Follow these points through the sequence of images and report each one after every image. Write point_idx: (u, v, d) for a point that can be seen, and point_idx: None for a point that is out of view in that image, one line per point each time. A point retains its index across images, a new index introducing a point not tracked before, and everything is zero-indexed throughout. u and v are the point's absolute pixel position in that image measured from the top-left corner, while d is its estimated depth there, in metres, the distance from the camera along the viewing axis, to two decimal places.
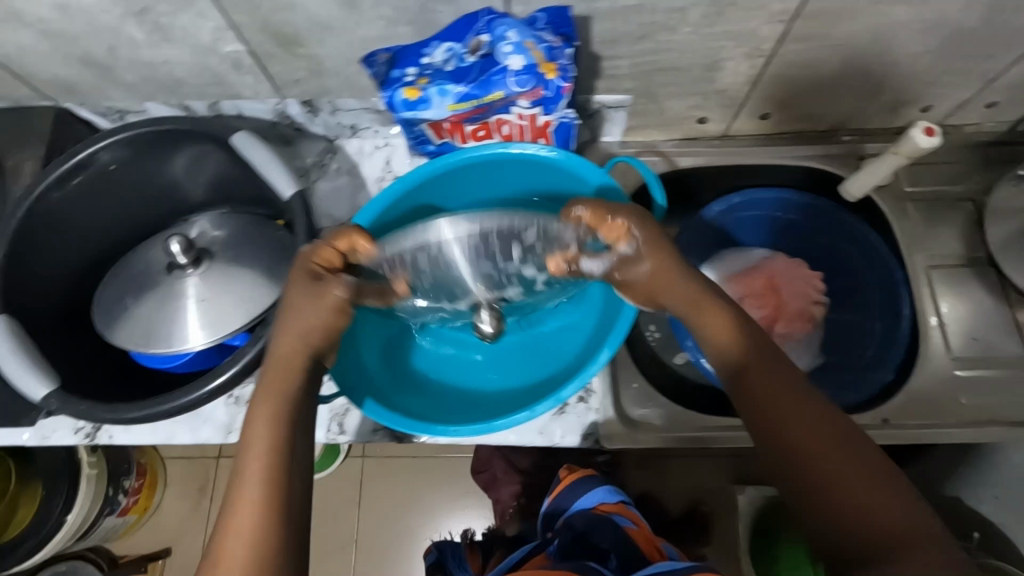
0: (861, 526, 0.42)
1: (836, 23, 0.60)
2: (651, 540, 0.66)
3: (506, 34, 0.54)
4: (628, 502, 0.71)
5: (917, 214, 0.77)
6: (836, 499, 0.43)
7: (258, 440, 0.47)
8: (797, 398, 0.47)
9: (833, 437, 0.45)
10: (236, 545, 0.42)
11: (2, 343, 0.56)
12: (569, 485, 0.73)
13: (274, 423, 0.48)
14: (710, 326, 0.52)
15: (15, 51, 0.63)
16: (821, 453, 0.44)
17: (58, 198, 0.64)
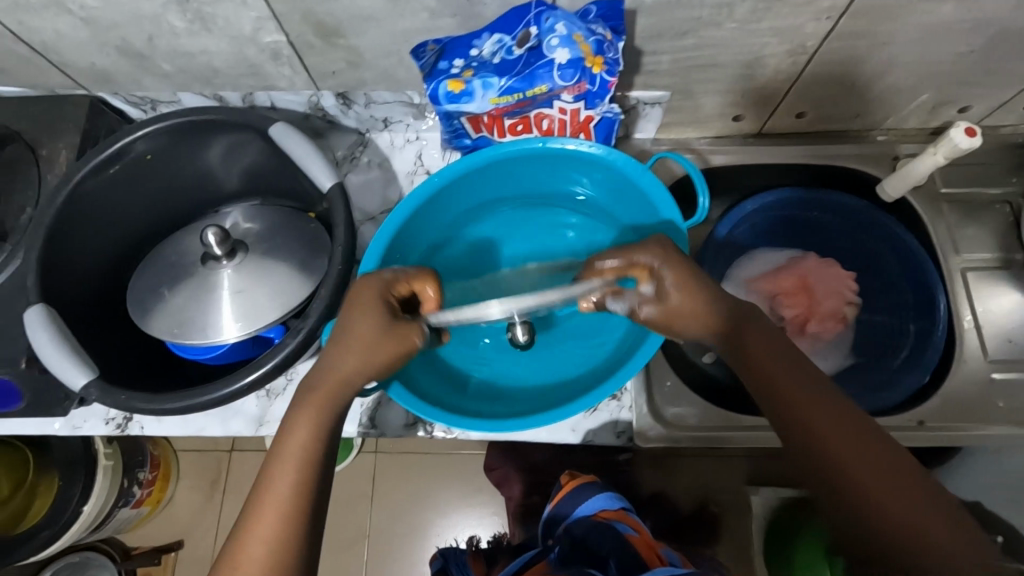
0: (887, 525, 0.41)
1: (883, 21, 0.59)
2: (652, 546, 0.67)
3: (555, 26, 0.54)
4: (628, 509, 0.72)
5: (953, 215, 0.77)
6: (861, 498, 0.43)
7: (294, 448, 0.47)
8: (816, 398, 0.47)
9: (854, 436, 0.45)
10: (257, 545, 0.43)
11: (41, 333, 0.56)
12: (569, 490, 0.75)
13: (313, 434, 0.48)
14: (726, 327, 0.52)
15: (54, 38, 0.62)
16: (843, 452, 0.44)
17: (94, 187, 0.64)
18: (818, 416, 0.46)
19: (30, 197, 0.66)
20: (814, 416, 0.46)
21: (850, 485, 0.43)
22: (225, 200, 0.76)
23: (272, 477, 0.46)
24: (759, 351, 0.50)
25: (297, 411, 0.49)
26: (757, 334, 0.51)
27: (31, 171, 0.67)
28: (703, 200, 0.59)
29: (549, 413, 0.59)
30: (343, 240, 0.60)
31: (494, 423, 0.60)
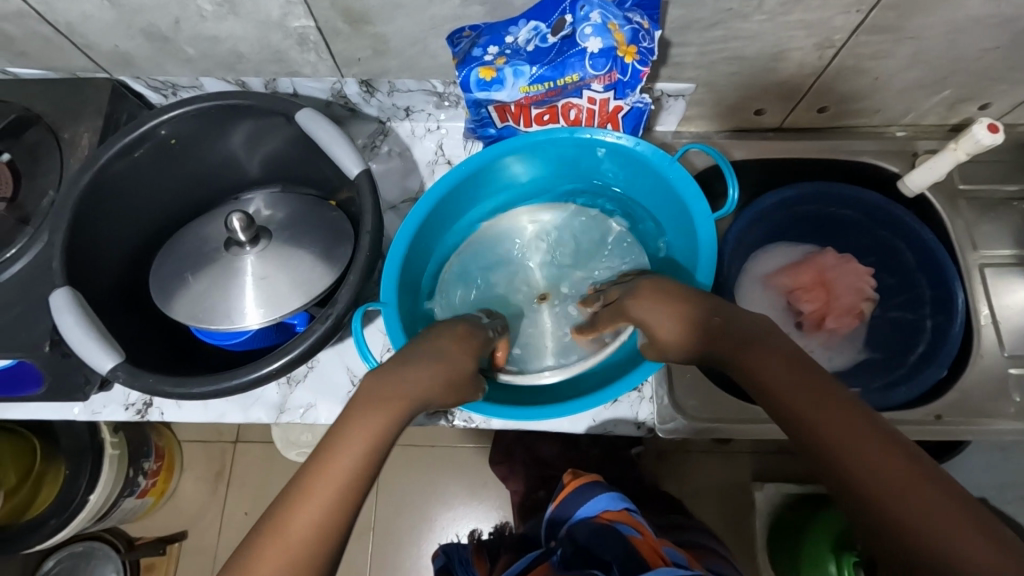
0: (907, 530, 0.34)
1: (914, 14, 0.59)
2: (656, 548, 0.64)
3: (590, 15, 0.54)
4: (632, 510, 0.71)
5: (970, 211, 0.78)
6: (885, 516, 0.35)
7: (352, 448, 0.43)
8: (822, 392, 0.41)
9: (868, 438, 0.38)
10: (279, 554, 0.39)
11: (67, 317, 0.55)
12: (573, 491, 0.76)
13: (368, 448, 0.43)
14: (720, 333, 0.48)
15: (79, 20, 0.62)
16: (854, 458, 0.37)
17: (117, 171, 0.63)
18: (822, 419, 0.40)
19: (52, 181, 0.66)
20: (818, 420, 0.40)
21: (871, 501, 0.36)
22: (245, 186, 0.76)
23: (311, 485, 0.41)
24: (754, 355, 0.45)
25: (355, 413, 0.45)
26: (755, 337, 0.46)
27: (53, 155, 0.67)
28: (732, 192, 0.59)
29: (578, 403, 0.59)
30: (371, 226, 0.59)
31: (518, 413, 0.60)
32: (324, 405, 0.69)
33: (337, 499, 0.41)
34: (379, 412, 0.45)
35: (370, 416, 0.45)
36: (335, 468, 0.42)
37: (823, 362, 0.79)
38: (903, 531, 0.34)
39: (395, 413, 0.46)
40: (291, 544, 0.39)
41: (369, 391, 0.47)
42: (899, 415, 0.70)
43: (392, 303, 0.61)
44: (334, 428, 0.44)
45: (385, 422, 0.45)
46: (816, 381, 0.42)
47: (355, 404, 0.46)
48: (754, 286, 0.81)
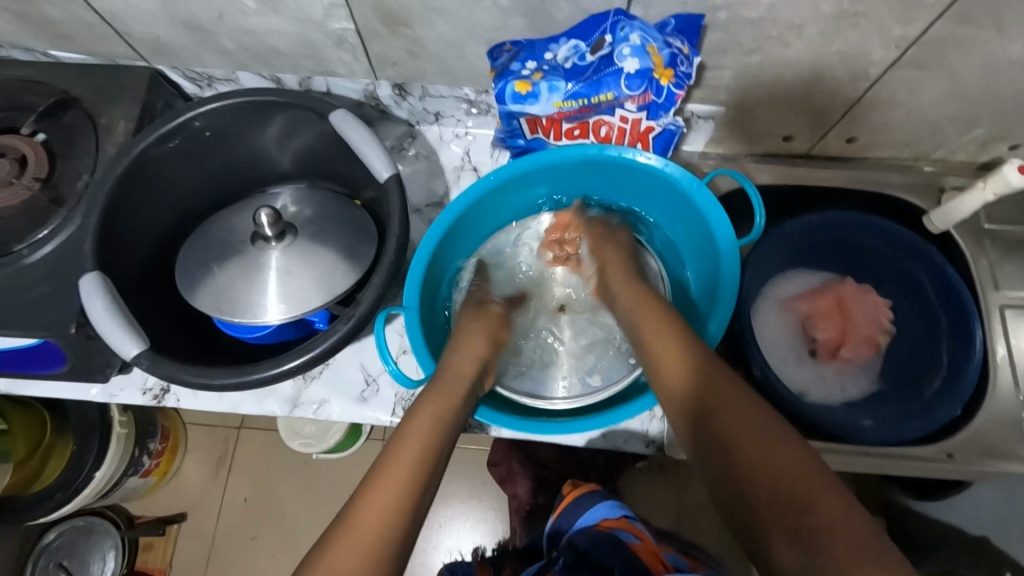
0: (773, 490, 0.43)
1: (955, 51, 0.59)
2: (656, 554, 0.66)
3: (629, 36, 0.54)
4: (631, 517, 0.72)
5: (994, 250, 0.77)
6: (767, 483, 0.43)
7: (419, 435, 0.53)
8: (733, 392, 0.50)
9: (763, 428, 0.46)
10: (355, 532, 0.46)
11: (95, 302, 0.56)
12: (571, 503, 0.77)
13: (429, 444, 0.53)
14: (659, 365, 0.56)
15: (126, 8, 0.63)
16: (748, 442, 0.46)
17: (153, 158, 0.64)
18: (726, 415, 0.48)
19: (86, 164, 0.67)
20: (726, 415, 0.48)
21: (755, 473, 0.44)
22: (273, 180, 0.77)
23: (382, 469, 0.50)
24: (676, 364, 0.55)
25: (415, 411, 0.55)
26: (684, 349, 0.55)
27: (90, 138, 0.67)
28: (759, 220, 0.59)
29: (600, 419, 0.60)
30: (397, 230, 0.60)
31: (544, 427, 0.60)
32: (338, 401, 0.70)
33: (405, 481, 0.49)
34: (437, 412, 0.55)
35: (428, 415, 0.55)
36: (402, 460, 0.51)
37: (836, 390, 0.79)
38: (776, 495, 0.42)
39: (453, 409, 0.56)
40: (367, 524, 0.46)
41: (425, 394, 0.57)
42: (910, 450, 0.70)
43: (414, 309, 0.61)
44: (398, 432, 0.54)
45: (440, 418, 0.55)
46: (728, 385, 0.51)
47: (416, 407, 0.56)
48: (770, 309, 0.82)
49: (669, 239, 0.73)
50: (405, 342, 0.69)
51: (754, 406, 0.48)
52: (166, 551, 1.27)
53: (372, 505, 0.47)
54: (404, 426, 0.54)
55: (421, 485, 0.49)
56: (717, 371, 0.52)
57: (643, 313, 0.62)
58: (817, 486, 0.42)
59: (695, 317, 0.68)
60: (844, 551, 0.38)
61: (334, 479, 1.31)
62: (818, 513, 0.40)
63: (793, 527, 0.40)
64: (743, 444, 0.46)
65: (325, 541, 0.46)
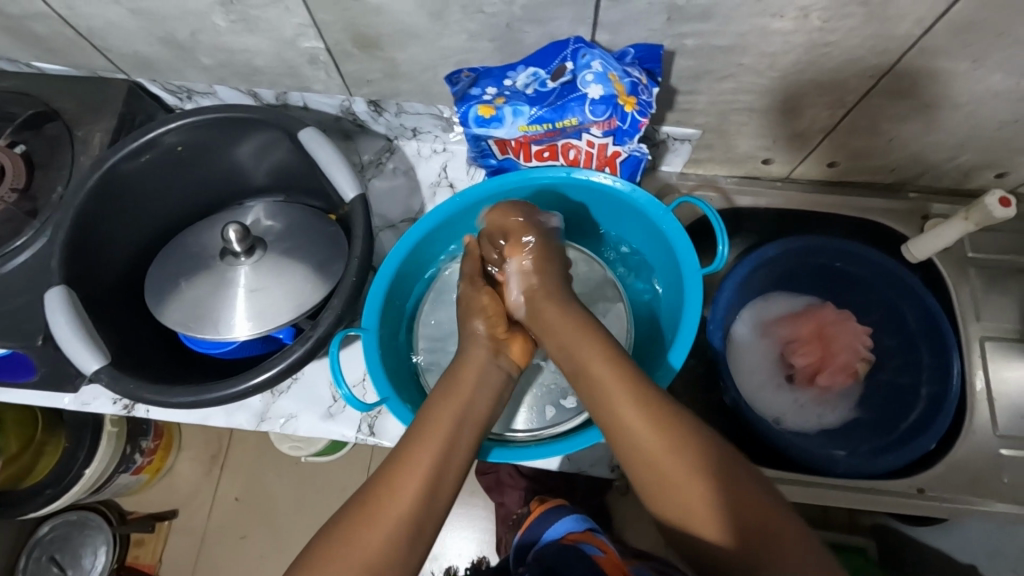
0: (758, 533, 0.43)
1: (933, 81, 0.58)
2: (618, 565, 0.65)
3: (591, 63, 0.54)
4: (596, 531, 0.72)
5: (978, 280, 0.76)
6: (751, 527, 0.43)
7: (437, 432, 0.52)
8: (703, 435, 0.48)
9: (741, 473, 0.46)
10: (361, 536, 0.45)
11: (59, 317, 0.57)
12: (540, 515, 0.79)
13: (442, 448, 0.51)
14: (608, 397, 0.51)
15: (101, 25, 0.63)
16: (730, 485, 0.45)
17: (126, 172, 0.65)
18: (682, 456, 0.46)
19: (63, 176, 0.68)
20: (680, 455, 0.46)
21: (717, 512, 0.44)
22: (250, 194, 0.77)
23: (399, 473, 0.49)
24: (623, 400, 0.50)
25: (430, 414, 0.53)
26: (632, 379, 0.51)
27: (67, 151, 0.68)
28: (721, 248, 0.58)
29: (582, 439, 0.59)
30: (359, 251, 0.60)
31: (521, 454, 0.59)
32: (305, 417, 0.70)
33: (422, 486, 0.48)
34: (449, 408, 0.54)
35: (445, 417, 0.53)
36: (416, 463, 0.49)
37: (813, 418, 0.78)
38: (744, 533, 0.43)
39: (467, 409, 0.54)
40: (372, 532, 0.46)
41: (437, 400, 0.55)
42: (883, 483, 0.69)
43: (373, 330, 0.61)
44: (409, 436, 0.52)
45: (457, 419, 0.53)
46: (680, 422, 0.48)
47: (431, 407, 0.54)
48: (751, 333, 0.81)
49: (638, 264, 0.71)
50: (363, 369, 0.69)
51: (707, 444, 0.47)
52: (156, 547, 1.28)
53: (378, 512, 0.46)
54: (417, 428, 0.52)
55: (433, 490, 0.48)
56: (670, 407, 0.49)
57: (585, 345, 0.55)
58: (773, 518, 0.44)
59: (658, 342, 0.67)
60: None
61: (323, 483, 1.30)
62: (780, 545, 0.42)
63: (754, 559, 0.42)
64: (725, 486, 0.45)
65: (327, 542, 0.46)
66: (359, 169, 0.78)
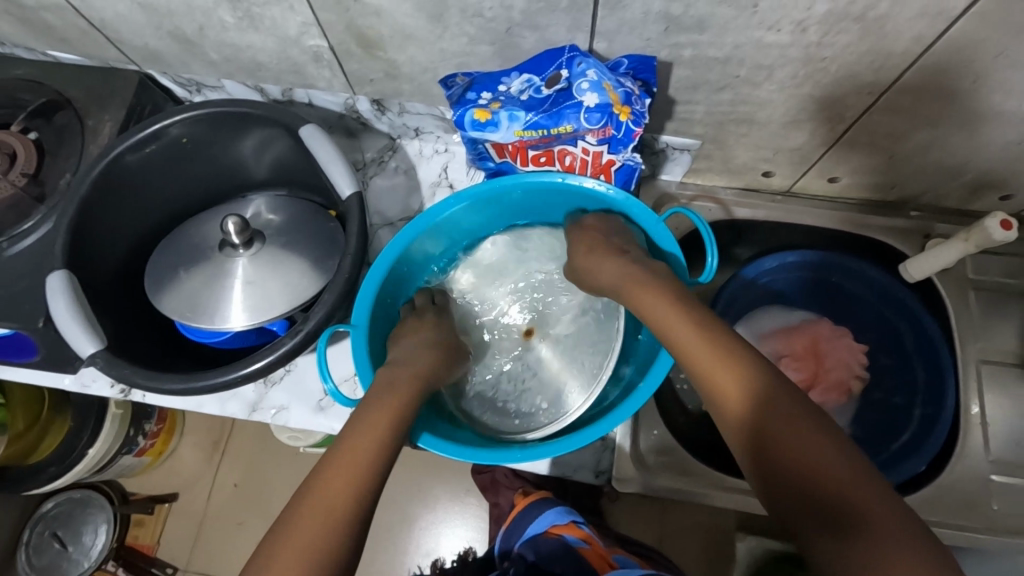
0: (826, 487, 0.39)
1: (932, 101, 0.58)
2: (603, 555, 0.69)
3: (586, 71, 0.54)
4: (581, 522, 0.75)
5: (977, 303, 0.75)
6: (819, 480, 0.39)
7: (372, 431, 0.50)
8: (771, 378, 0.45)
9: (813, 428, 0.41)
10: (307, 531, 0.44)
11: (58, 299, 0.59)
12: (525, 509, 0.81)
13: (381, 444, 0.50)
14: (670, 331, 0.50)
15: (113, 18, 0.65)
16: (801, 436, 0.41)
17: (131, 161, 0.67)
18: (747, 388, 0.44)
19: (71, 163, 0.69)
20: (755, 414, 0.43)
21: (781, 474, 0.41)
22: (253, 187, 0.79)
23: (333, 472, 0.47)
24: (680, 331, 0.49)
25: (369, 408, 0.53)
26: (694, 313, 0.50)
27: (76, 139, 0.70)
28: (711, 259, 0.58)
29: (560, 444, 0.57)
30: (354, 248, 0.61)
31: (490, 454, 0.58)
32: (296, 409, 0.71)
33: (354, 487, 0.46)
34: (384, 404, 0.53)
35: (382, 413, 0.52)
36: (357, 456, 0.48)
37: None
38: (810, 485, 0.40)
39: (408, 405, 0.54)
40: (318, 527, 0.44)
41: (374, 396, 0.54)
42: None
43: (362, 327, 0.62)
44: (346, 432, 0.51)
45: (397, 413, 0.53)
46: (752, 377, 0.45)
47: (371, 400, 0.53)
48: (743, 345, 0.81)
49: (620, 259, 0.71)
50: (349, 368, 0.70)
51: (776, 399, 0.43)
52: (156, 528, 1.30)
53: (322, 507, 0.45)
54: (358, 419, 0.52)
55: (368, 485, 0.47)
56: (746, 358, 0.46)
57: (659, 311, 0.52)
58: (853, 482, 0.39)
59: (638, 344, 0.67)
60: (871, 548, 0.36)
61: None
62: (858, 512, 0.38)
63: (828, 524, 0.38)
64: (795, 435, 0.41)
65: (278, 541, 0.44)
66: (361, 167, 0.79)
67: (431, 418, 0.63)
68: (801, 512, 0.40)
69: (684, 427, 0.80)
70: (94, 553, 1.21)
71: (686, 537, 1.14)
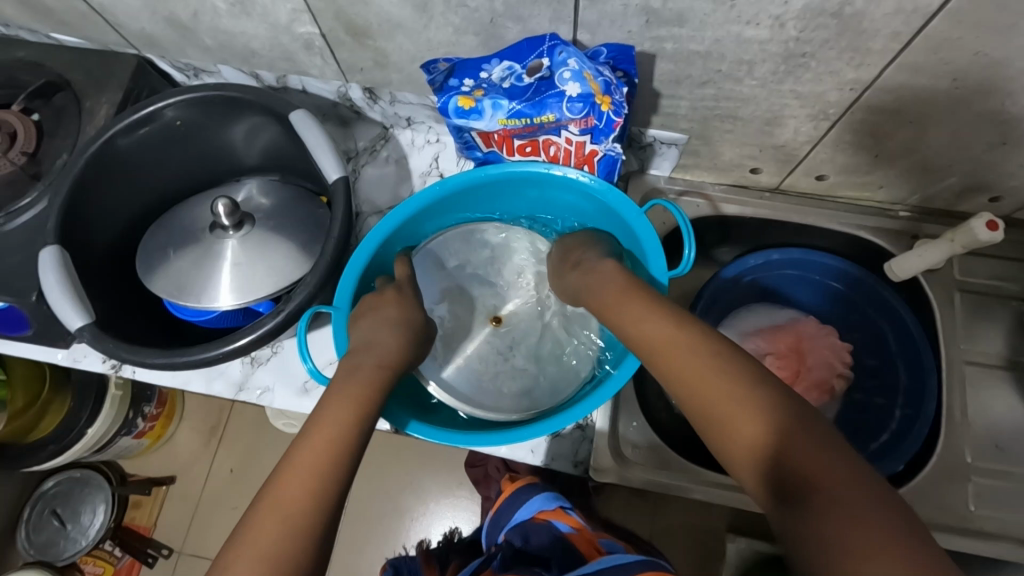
0: (801, 461, 0.39)
1: (915, 99, 0.58)
2: (591, 542, 0.70)
3: (567, 61, 0.55)
4: (568, 508, 0.75)
5: (964, 305, 0.74)
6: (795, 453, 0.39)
7: (333, 424, 0.51)
8: (741, 364, 0.45)
9: (783, 405, 0.42)
10: (272, 528, 0.44)
11: (49, 274, 0.60)
12: (511, 496, 0.81)
13: (347, 427, 0.51)
14: (640, 335, 0.51)
15: (110, 3, 0.66)
16: (772, 410, 0.41)
17: (125, 143, 0.68)
18: (720, 372, 0.44)
19: (68, 143, 0.71)
20: (736, 420, 0.42)
21: (757, 450, 0.41)
22: (246, 172, 0.80)
23: (293, 468, 0.47)
24: (649, 331, 0.50)
25: (329, 402, 0.53)
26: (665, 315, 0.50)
27: (74, 121, 0.72)
28: (689, 252, 0.58)
29: (533, 429, 0.58)
30: (338, 232, 0.62)
31: (465, 438, 0.59)
32: (281, 390, 0.72)
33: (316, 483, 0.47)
34: (351, 395, 0.53)
35: (346, 405, 0.52)
36: (320, 452, 0.48)
37: None
38: (785, 460, 0.39)
39: (378, 379, 0.55)
40: (284, 521, 0.45)
41: (340, 383, 0.55)
42: None
43: (344, 310, 0.63)
44: (312, 419, 0.51)
45: (360, 404, 0.53)
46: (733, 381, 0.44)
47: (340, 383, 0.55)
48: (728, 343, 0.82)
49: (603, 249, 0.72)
50: (332, 352, 0.72)
51: (747, 378, 0.44)
52: (153, 510, 1.31)
53: (289, 492, 0.46)
54: (321, 412, 0.52)
55: (330, 481, 0.47)
56: (717, 348, 0.46)
57: (632, 315, 0.52)
58: (825, 453, 0.38)
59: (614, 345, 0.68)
60: (849, 524, 0.35)
61: None
62: (835, 501, 0.36)
63: (798, 503, 0.38)
64: (765, 411, 0.41)
65: (246, 530, 0.45)
66: (353, 155, 0.79)
67: (415, 411, 0.65)
68: (775, 491, 0.39)
69: (665, 421, 0.80)
70: (92, 532, 1.23)
71: (676, 536, 1.14)
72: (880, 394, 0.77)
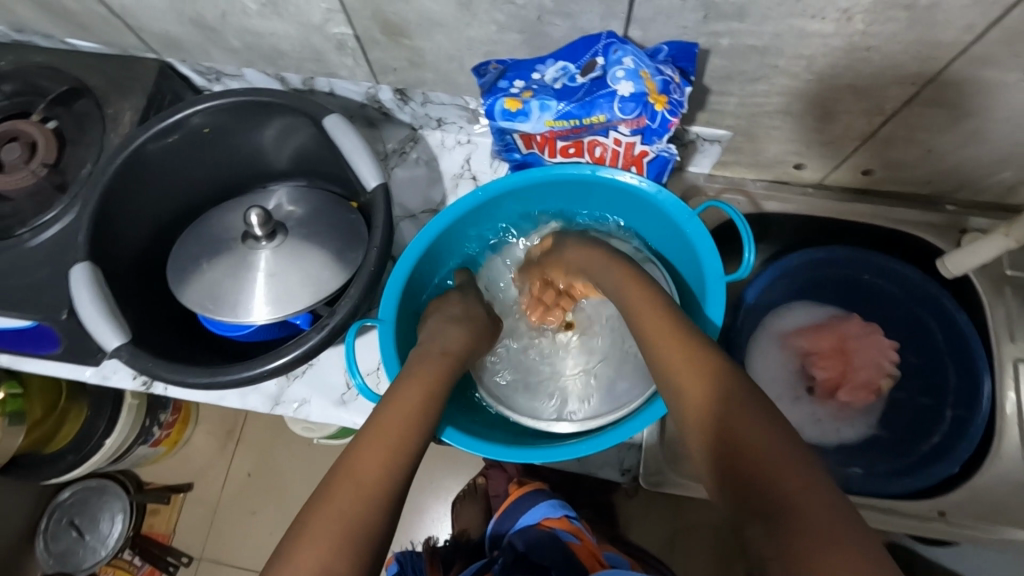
0: (768, 479, 0.35)
1: (979, 93, 0.56)
2: (594, 554, 0.69)
3: (623, 59, 0.53)
4: (573, 516, 0.74)
5: (1016, 300, 0.72)
6: (764, 470, 0.36)
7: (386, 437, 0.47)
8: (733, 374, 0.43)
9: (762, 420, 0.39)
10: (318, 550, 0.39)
11: (83, 291, 0.58)
12: (518, 499, 0.80)
13: (397, 448, 0.46)
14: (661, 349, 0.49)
15: (133, 5, 0.64)
16: (749, 425, 0.39)
17: (153, 150, 0.66)
18: (710, 384, 0.43)
19: (91, 153, 0.68)
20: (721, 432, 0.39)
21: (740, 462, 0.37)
22: (273, 177, 0.77)
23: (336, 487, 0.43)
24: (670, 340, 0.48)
25: (377, 419, 0.49)
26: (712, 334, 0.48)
27: (96, 128, 0.69)
28: (749, 255, 0.56)
29: (590, 443, 0.56)
30: (379, 242, 0.60)
31: (517, 451, 0.56)
32: (318, 402, 0.70)
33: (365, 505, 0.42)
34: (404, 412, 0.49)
35: (393, 424, 0.48)
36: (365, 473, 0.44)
37: (831, 432, 0.78)
38: (754, 477, 0.36)
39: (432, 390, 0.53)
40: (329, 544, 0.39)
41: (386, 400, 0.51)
42: (899, 504, 0.69)
43: (389, 322, 0.61)
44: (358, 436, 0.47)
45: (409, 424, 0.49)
46: (726, 402, 0.41)
47: (388, 402, 0.50)
48: (771, 344, 0.81)
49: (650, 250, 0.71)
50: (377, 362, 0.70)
51: (738, 390, 0.41)
52: (171, 517, 1.29)
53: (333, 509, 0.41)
54: (370, 430, 0.47)
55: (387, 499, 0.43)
56: (717, 366, 0.44)
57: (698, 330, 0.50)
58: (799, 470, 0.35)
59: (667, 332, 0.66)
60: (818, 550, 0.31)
61: None
62: (803, 513, 0.33)
63: (768, 522, 0.34)
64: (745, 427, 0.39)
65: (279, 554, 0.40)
66: (382, 157, 0.77)
67: (454, 416, 0.62)
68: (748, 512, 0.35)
69: None
70: (111, 542, 1.22)
71: (704, 534, 1.13)
72: (928, 392, 0.76)
